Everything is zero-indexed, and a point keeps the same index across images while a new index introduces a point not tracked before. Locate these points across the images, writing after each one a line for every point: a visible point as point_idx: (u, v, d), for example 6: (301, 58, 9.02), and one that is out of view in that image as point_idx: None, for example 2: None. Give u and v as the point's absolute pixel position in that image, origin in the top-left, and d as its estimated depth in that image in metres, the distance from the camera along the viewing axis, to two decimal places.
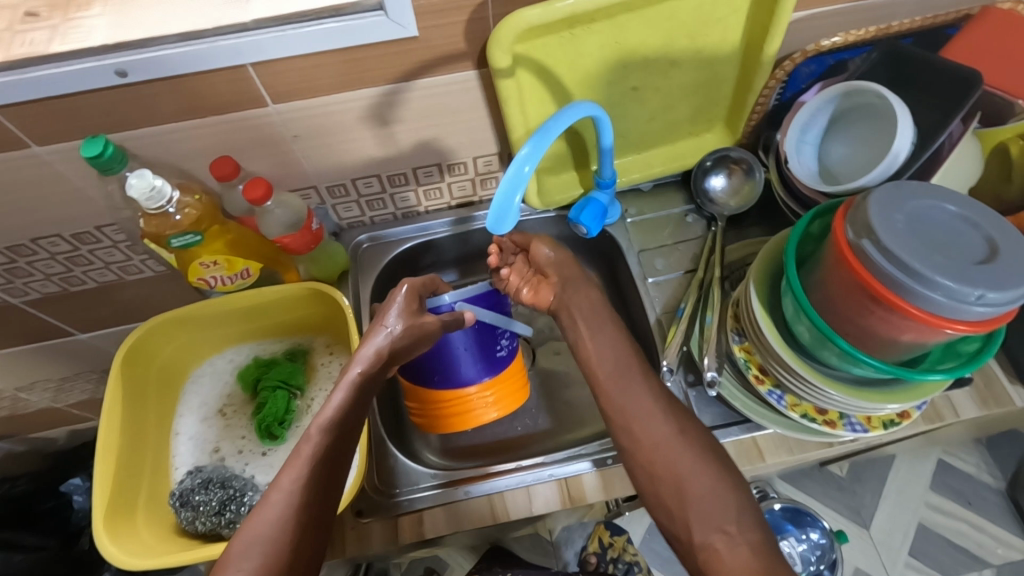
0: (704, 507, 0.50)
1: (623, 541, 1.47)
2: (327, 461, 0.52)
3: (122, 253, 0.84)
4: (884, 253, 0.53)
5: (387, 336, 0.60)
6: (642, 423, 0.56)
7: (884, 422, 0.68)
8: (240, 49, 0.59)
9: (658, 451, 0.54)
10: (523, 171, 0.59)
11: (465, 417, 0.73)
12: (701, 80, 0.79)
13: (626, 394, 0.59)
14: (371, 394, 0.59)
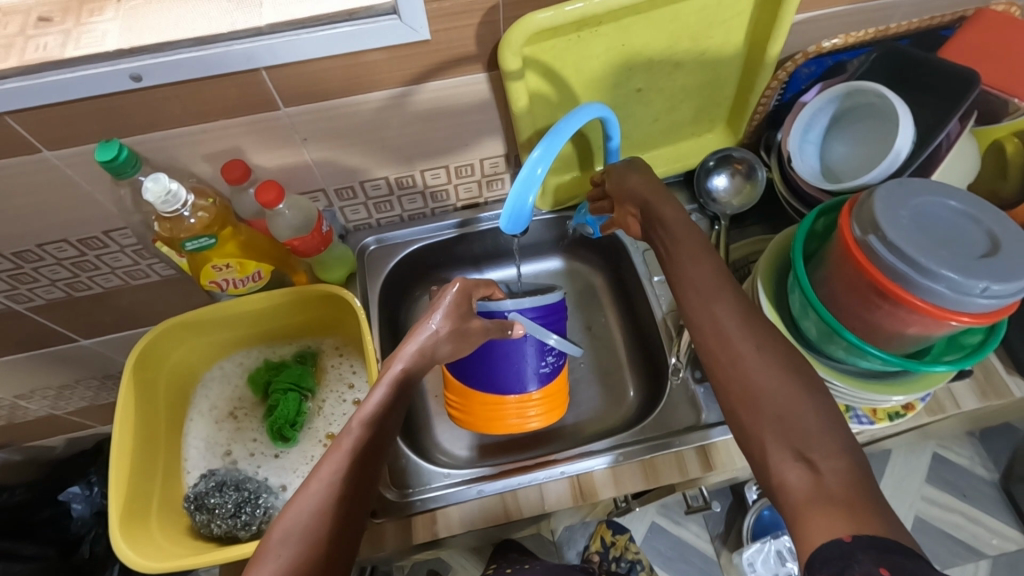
0: (782, 423, 0.48)
1: (624, 539, 1.50)
2: (363, 453, 0.53)
3: (129, 258, 0.85)
4: (890, 248, 0.54)
5: (432, 333, 0.60)
6: (731, 332, 0.54)
7: (889, 413, 0.69)
8: (254, 53, 0.60)
9: (737, 365, 0.52)
10: (536, 173, 0.61)
11: (495, 424, 0.72)
12: (704, 82, 0.80)
13: (715, 305, 0.56)
14: (411, 390, 0.59)
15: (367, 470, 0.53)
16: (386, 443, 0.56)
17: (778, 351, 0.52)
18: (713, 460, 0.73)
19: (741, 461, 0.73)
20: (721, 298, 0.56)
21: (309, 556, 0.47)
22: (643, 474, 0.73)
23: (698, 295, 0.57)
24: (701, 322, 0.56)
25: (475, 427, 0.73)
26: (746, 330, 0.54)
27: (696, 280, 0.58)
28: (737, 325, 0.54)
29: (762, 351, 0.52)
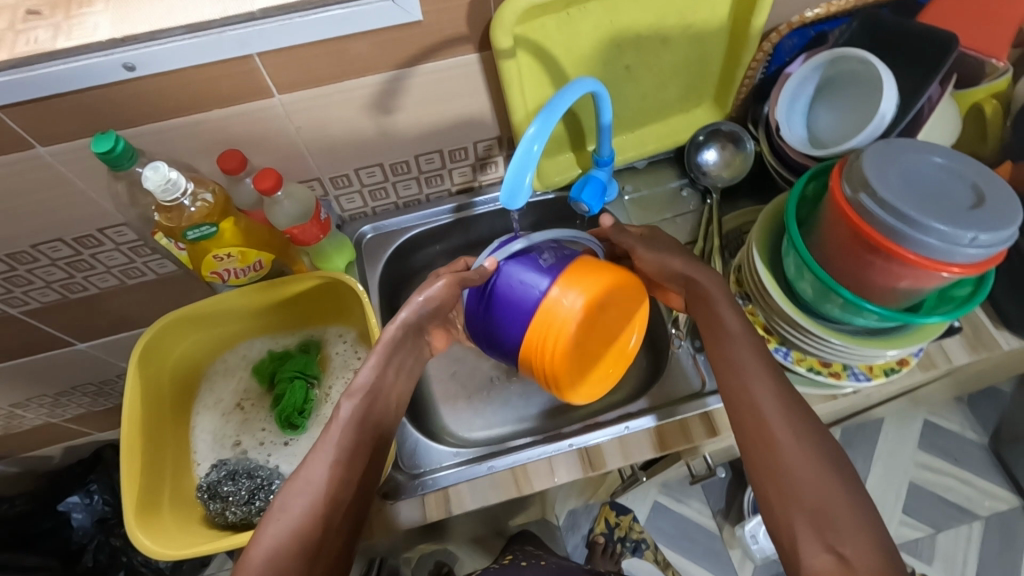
0: (813, 514, 0.52)
1: (628, 519, 1.54)
2: (361, 417, 0.61)
3: (124, 256, 0.84)
4: (882, 205, 0.56)
5: (420, 304, 0.67)
6: (770, 419, 0.57)
7: (886, 369, 0.71)
8: (248, 39, 0.60)
9: (772, 449, 0.56)
10: (532, 150, 0.61)
11: (553, 341, 0.65)
12: (691, 58, 0.81)
13: (757, 389, 0.59)
14: (402, 353, 0.67)
15: (368, 431, 0.61)
16: (385, 404, 0.64)
17: (816, 441, 0.56)
18: (717, 426, 0.74)
19: None
20: (760, 380, 0.60)
21: (318, 513, 0.55)
22: (651, 442, 0.74)
23: (738, 376, 0.61)
24: (737, 397, 0.60)
25: (550, 366, 0.67)
26: (784, 412, 0.58)
27: (731, 361, 0.62)
28: (778, 413, 0.58)
29: (801, 442, 0.56)
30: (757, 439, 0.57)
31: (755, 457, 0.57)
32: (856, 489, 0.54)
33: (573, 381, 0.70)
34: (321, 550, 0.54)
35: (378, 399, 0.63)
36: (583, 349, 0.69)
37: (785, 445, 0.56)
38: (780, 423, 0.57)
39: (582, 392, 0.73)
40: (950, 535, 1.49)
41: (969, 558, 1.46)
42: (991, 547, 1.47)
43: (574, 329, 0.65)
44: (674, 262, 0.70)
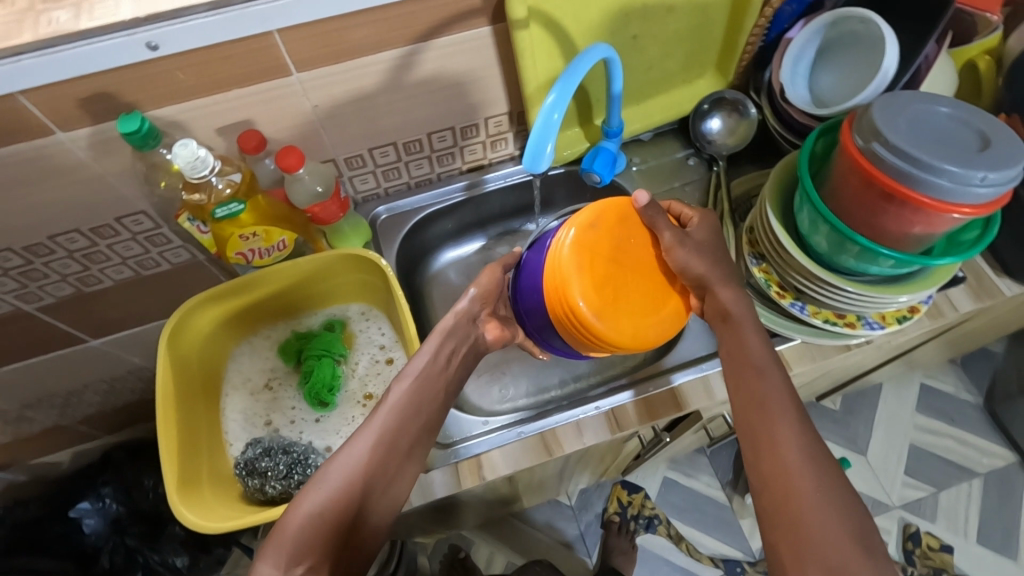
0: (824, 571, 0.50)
1: (641, 497, 1.58)
2: (407, 403, 0.61)
3: (140, 245, 0.84)
4: (892, 151, 0.59)
5: (477, 294, 0.69)
6: (789, 465, 0.56)
7: (898, 317, 0.74)
8: (269, 15, 0.60)
9: (789, 497, 0.54)
10: (553, 118, 0.62)
11: (559, 279, 0.64)
12: (695, 27, 0.83)
13: (783, 430, 0.58)
14: (460, 343, 0.66)
15: (411, 418, 0.61)
16: (437, 391, 0.64)
17: (839, 491, 0.54)
18: None
19: None
20: (784, 420, 0.59)
21: (351, 496, 0.54)
22: (675, 401, 0.76)
23: (762, 411, 0.60)
24: (758, 435, 0.59)
25: (567, 305, 0.64)
26: (807, 459, 0.56)
27: (755, 394, 0.61)
28: (799, 459, 0.56)
29: (822, 491, 0.54)
30: (774, 484, 0.55)
31: (770, 503, 0.55)
32: (865, 521, 0.52)
33: (597, 318, 0.64)
34: (352, 534, 0.54)
35: (426, 389, 0.63)
36: (599, 283, 0.64)
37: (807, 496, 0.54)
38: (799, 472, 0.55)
39: (624, 330, 0.65)
40: (951, 494, 1.53)
41: (970, 514, 1.50)
42: (991, 502, 1.52)
43: (573, 260, 0.64)
44: (697, 267, 0.67)
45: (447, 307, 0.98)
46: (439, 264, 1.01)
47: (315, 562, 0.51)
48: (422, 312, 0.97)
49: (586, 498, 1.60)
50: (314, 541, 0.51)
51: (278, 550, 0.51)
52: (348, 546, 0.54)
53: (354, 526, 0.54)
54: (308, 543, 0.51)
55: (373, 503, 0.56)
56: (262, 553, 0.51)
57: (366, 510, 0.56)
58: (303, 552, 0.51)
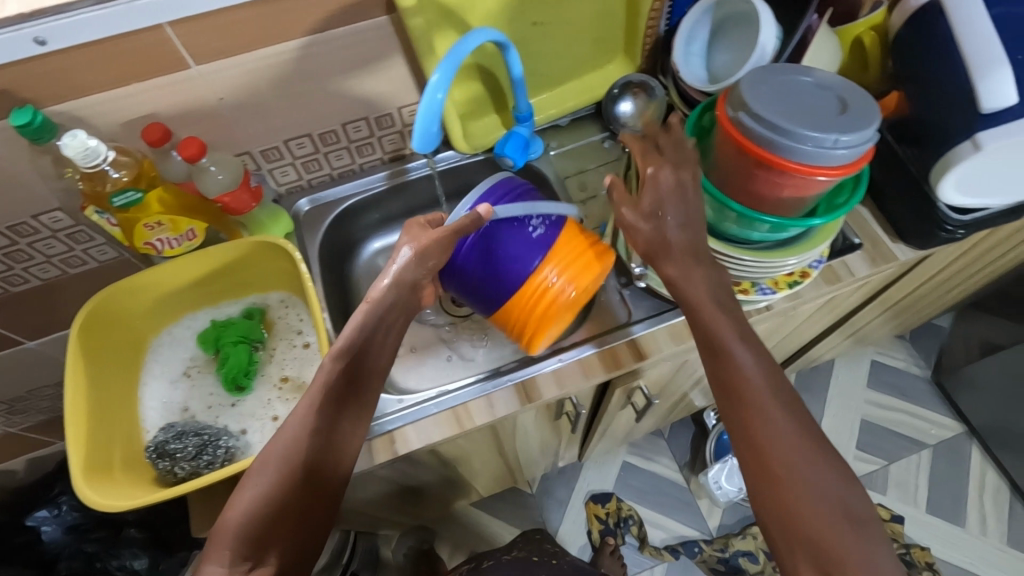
0: (815, 550, 0.53)
1: (615, 503, 1.57)
2: (338, 384, 0.61)
3: (63, 243, 0.84)
4: (758, 120, 0.61)
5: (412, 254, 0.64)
6: (767, 444, 0.57)
7: (789, 282, 0.78)
8: (156, 8, 0.62)
9: (769, 474, 0.56)
10: (437, 98, 0.65)
11: (542, 318, 0.72)
12: (595, 12, 0.86)
13: (761, 414, 0.58)
14: (394, 317, 0.64)
15: (343, 399, 0.61)
16: (372, 366, 0.63)
17: (818, 462, 0.56)
18: (642, 349, 0.79)
19: (667, 345, 0.80)
20: (747, 394, 0.58)
21: (289, 485, 0.56)
22: (583, 370, 0.79)
23: (730, 390, 0.60)
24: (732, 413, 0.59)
25: (523, 327, 0.74)
26: (778, 427, 0.57)
27: (724, 379, 0.60)
28: (771, 427, 0.57)
29: (802, 470, 0.55)
30: (756, 469, 0.57)
31: (755, 487, 0.57)
32: (830, 477, 0.55)
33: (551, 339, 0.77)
34: (296, 517, 0.56)
35: (355, 365, 0.62)
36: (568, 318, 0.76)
37: (798, 477, 0.55)
38: (786, 456, 0.56)
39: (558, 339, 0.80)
40: (902, 465, 1.57)
41: (920, 484, 1.54)
42: (940, 471, 1.56)
43: (564, 309, 0.73)
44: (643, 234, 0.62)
45: None
46: (368, 254, 1.03)
47: (262, 556, 0.54)
48: (352, 299, 0.99)
49: (548, 485, 1.62)
50: (259, 534, 0.54)
51: (223, 546, 0.54)
52: (297, 531, 0.56)
53: (298, 512, 0.56)
54: (253, 537, 0.54)
55: (317, 485, 0.58)
56: (208, 553, 0.54)
57: (316, 488, 0.58)
58: (249, 547, 0.53)
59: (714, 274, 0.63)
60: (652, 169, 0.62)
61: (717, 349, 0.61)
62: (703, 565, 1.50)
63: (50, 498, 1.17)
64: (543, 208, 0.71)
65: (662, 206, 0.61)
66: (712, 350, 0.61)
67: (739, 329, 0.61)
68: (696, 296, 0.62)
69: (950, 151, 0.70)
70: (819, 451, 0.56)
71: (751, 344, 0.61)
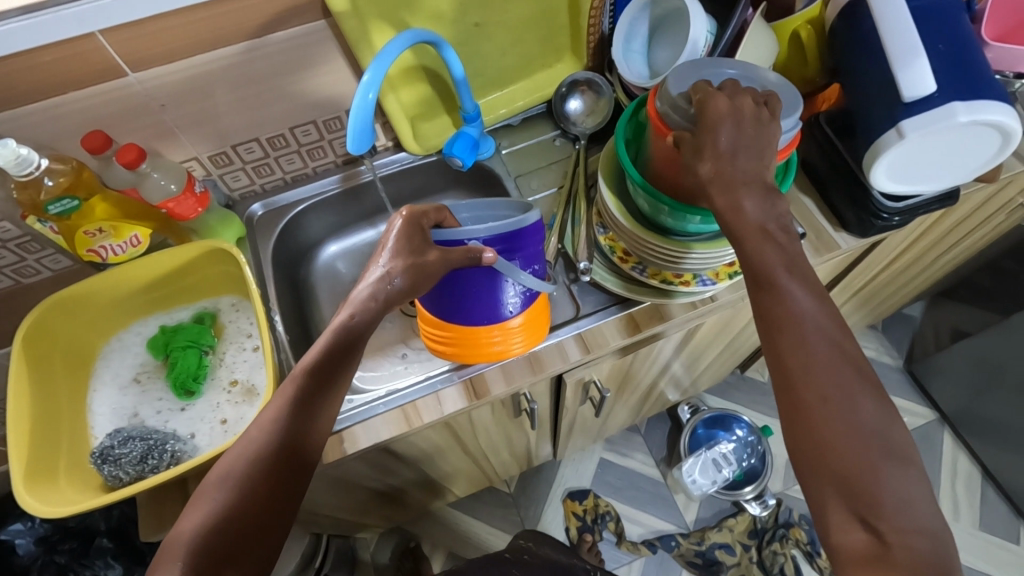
0: (852, 493, 0.46)
1: (593, 500, 1.58)
2: (303, 396, 0.57)
3: (14, 253, 0.82)
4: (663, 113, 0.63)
5: (411, 229, 0.64)
6: (805, 378, 0.50)
7: (730, 273, 0.78)
8: (84, 17, 0.62)
9: (802, 411, 0.49)
10: (368, 98, 0.65)
11: (471, 356, 0.73)
12: (536, 12, 0.88)
13: (806, 343, 0.51)
14: (370, 326, 0.62)
15: (308, 413, 0.57)
16: (338, 384, 0.60)
17: (861, 397, 0.48)
18: (589, 343, 0.81)
19: (615, 338, 0.81)
20: (777, 334, 0.52)
21: (246, 494, 0.51)
22: (531, 366, 0.80)
23: (770, 323, 0.53)
24: (775, 350, 0.52)
25: (445, 344, 0.73)
26: (816, 360, 0.50)
27: (764, 309, 0.53)
28: (810, 362, 0.50)
29: (841, 400, 0.48)
30: (790, 400, 0.51)
31: (789, 422, 0.51)
32: (866, 417, 0.48)
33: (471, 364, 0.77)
34: (247, 532, 0.51)
35: (323, 380, 0.59)
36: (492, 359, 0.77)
37: (842, 407, 0.48)
38: (830, 383, 0.49)
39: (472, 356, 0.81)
40: None
41: None
42: None
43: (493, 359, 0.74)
44: (700, 168, 0.56)
45: (335, 297, 1.01)
46: (325, 258, 1.04)
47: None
48: (309, 302, 1.00)
49: (525, 484, 1.63)
50: (214, 546, 0.49)
51: (173, 559, 0.48)
52: (253, 546, 0.50)
53: (252, 524, 0.51)
54: (202, 552, 0.48)
55: (276, 495, 0.53)
56: (153, 569, 0.48)
57: (273, 502, 0.52)
58: (200, 563, 0.48)
59: (772, 202, 0.56)
60: (709, 91, 0.57)
61: (767, 280, 0.53)
62: (681, 559, 1.50)
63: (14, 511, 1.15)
64: (530, 284, 0.69)
65: (721, 131, 0.55)
66: (756, 282, 0.54)
67: (787, 259, 0.54)
68: (748, 225, 0.54)
69: (876, 141, 0.72)
70: (865, 380, 0.49)
71: (802, 276, 0.53)
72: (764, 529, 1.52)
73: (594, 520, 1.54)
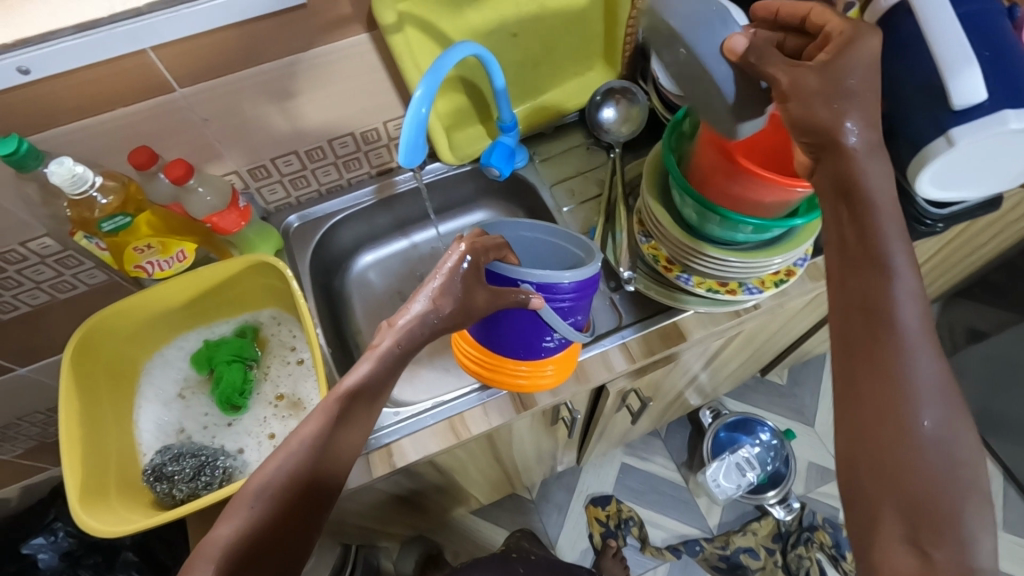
0: (911, 510, 0.43)
1: (615, 506, 1.57)
2: (342, 416, 0.55)
3: (53, 269, 0.81)
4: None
5: (467, 268, 0.60)
6: (888, 383, 0.46)
7: (776, 281, 0.79)
8: (138, 34, 0.62)
9: (873, 413, 0.46)
10: (421, 112, 0.65)
11: (497, 380, 0.73)
12: (573, 21, 0.88)
13: (898, 345, 0.46)
14: (406, 357, 0.59)
15: (351, 430, 0.56)
16: (372, 410, 0.59)
17: (939, 420, 0.45)
18: (633, 353, 0.81)
19: (659, 347, 0.81)
20: (875, 329, 0.47)
21: (282, 506, 0.51)
22: (576, 376, 0.80)
23: (866, 317, 0.48)
24: (855, 347, 0.48)
25: (472, 361, 0.73)
26: (902, 369, 0.46)
27: (863, 296, 0.48)
28: (895, 370, 0.46)
29: (909, 418, 0.45)
30: (861, 403, 0.47)
31: (853, 425, 0.47)
32: (940, 436, 0.44)
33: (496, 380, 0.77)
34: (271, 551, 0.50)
35: (361, 404, 0.57)
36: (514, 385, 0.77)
37: (903, 417, 0.45)
38: (898, 387, 0.46)
39: None
40: None
41: None
42: None
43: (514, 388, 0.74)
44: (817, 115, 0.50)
45: (368, 307, 1.01)
46: (359, 268, 1.04)
47: None
48: (344, 312, 0.99)
49: (547, 490, 1.62)
50: (244, 559, 0.48)
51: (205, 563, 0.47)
52: (278, 560, 0.50)
53: (278, 540, 0.50)
54: (236, 561, 0.48)
55: (301, 514, 0.52)
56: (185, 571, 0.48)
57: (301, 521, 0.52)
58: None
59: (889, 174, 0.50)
60: (851, 38, 0.51)
61: (873, 259, 0.49)
62: (705, 563, 1.50)
63: (37, 525, 1.10)
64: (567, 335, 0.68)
65: (846, 79, 0.50)
66: (859, 263, 0.49)
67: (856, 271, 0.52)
68: (870, 197, 0.49)
69: (922, 148, 0.72)
70: (933, 393, 0.45)
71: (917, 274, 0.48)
72: (788, 533, 1.52)
73: (616, 525, 1.53)
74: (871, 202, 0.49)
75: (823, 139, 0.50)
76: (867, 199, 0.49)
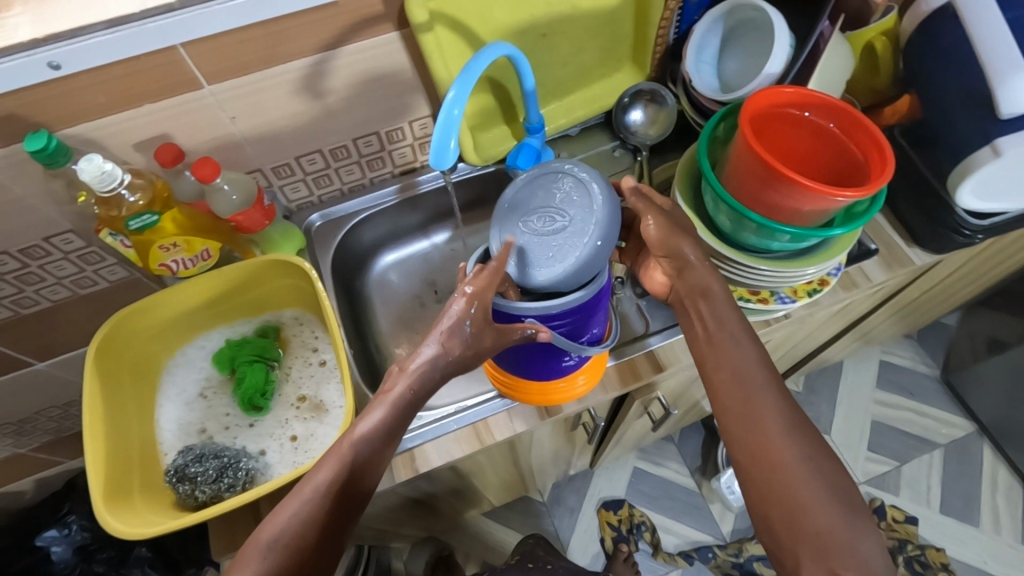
0: (819, 546, 0.51)
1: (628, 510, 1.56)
2: (358, 455, 0.54)
3: (75, 264, 0.80)
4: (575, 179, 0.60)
5: (474, 316, 0.55)
6: (774, 440, 0.55)
7: (809, 290, 0.78)
8: (169, 30, 0.61)
9: (774, 466, 0.54)
10: (453, 114, 0.64)
11: (525, 394, 0.73)
12: (604, 20, 0.86)
13: (770, 408, 0.57)
14: (421, 399, 0.56)
15: (373, 459, 0.55)
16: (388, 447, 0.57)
17: (822, 476, 0.54)
18: (661, 361, 0.80)
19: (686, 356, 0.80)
20: (764, 396, 0.57)
21: (296, 553, 0.52)
22: (602, 384, 0.78)
23: (742, 389, 0.58)
24: (741, 413, 0.57)
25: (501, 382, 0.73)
26: (787, 428, 0.56)
27: (734, 372, 0.59)
28: (781, 429, 0.56)
29: (798, 469, 0.54)
30: (761, 462, 0.55)
31: (757, 481, 0.55)
32: (835, 478, 0.54)
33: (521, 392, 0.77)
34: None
35: (376, 445, 0.56)
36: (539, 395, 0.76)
37: (794, 467, 0.54)
38: (787, 444, 0.55)
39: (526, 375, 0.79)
40: (914, 466, 1.50)
41: (931, 484, 1.47)
42: (952, 472, 1.49)
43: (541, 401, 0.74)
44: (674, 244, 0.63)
45: (388, 307, 1.00)
46: (379, 268, 1.03)
47: None
48: (364, 313, 0.98)
49: (561, 492, 1.61)
50: None
51: None
52: None
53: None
54: None
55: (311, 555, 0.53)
56: None
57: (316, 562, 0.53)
58: None
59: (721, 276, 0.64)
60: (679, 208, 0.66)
61: (725, 338, 0.60)
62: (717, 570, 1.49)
63: (50, 518, 1.08)
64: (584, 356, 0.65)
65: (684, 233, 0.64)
66: (710, 344, 0.61)
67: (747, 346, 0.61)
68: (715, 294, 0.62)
69: (968, 156, 0.70)
70: (808, 448, 0.55)
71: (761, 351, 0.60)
72: None
73: (629, 530, 1.52)
74: (711, 297, 0.62)
75: (679, 260, 0.63)
76: (709, 293, 0.62)
